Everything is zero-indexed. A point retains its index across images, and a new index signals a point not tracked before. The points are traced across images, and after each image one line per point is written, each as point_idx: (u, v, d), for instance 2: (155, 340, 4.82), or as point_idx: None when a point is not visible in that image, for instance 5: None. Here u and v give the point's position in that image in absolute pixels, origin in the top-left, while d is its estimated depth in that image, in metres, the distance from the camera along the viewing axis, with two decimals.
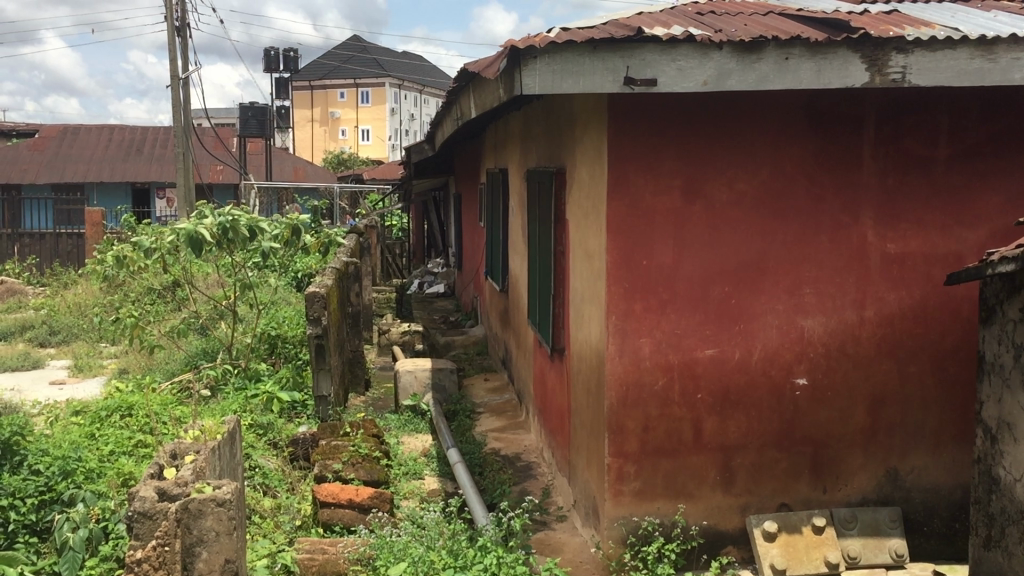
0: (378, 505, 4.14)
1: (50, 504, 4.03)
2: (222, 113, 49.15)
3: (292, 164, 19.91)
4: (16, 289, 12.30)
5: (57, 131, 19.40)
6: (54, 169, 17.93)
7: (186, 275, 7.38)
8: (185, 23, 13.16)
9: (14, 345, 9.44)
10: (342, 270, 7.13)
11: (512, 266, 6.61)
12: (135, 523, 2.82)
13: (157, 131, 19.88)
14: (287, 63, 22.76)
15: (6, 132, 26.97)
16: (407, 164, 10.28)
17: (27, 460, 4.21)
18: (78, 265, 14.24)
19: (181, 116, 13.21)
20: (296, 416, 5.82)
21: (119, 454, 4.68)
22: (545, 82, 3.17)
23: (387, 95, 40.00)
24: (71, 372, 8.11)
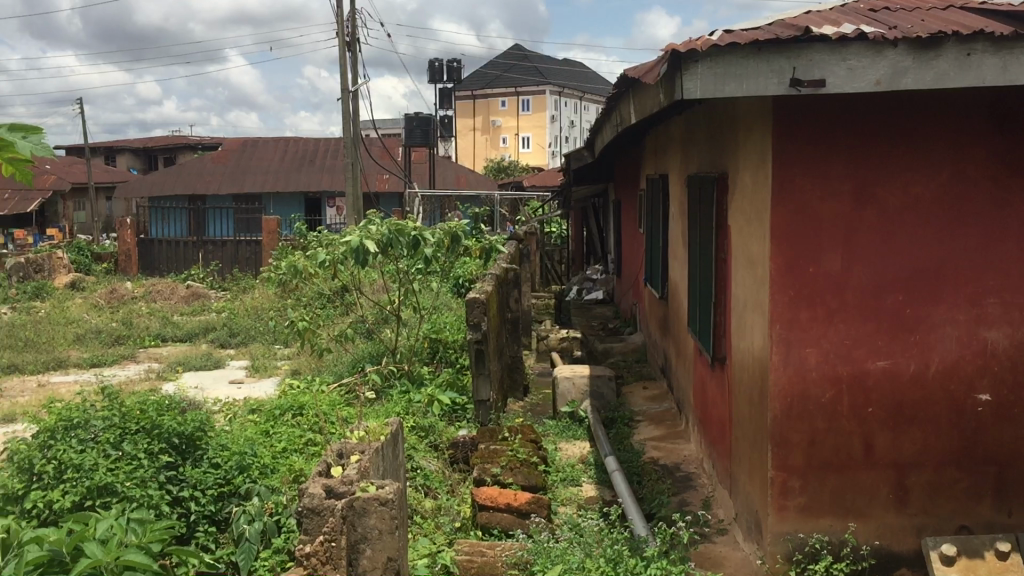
0: (535, 510, 4.16)
1: (228, 497, 4.30)
2: (389, 124, 50.87)
3: (455, 172, 20.36)
4: (200, 293, 13.04)
5: (238, 145, 20.63)
6: (235, 180, 19.04)
7: (354, 281, 7.67)
8: (355, 38, 13.70)
9: (199, 346, 10.06)
10: (502, 277, 7.24)
11: (672, 272, 6.52)
12: (304, 514, 2.93)
13: (328, 142, 20.74)
14: (450, 73, 23.31)
15: (192, 146, 28.89)
16: (566, 171, 10.33)
17: (208, 455, 4.47)
18: (255, 271, 14.98)
19: (350, 127, 13.76)
20: (458, 419, 5.95)
21: (291, 451, 4.90)
22: (707, 86, 3.11)
23: (548, 103, 40.29)
24: (248, 372, 8.57)
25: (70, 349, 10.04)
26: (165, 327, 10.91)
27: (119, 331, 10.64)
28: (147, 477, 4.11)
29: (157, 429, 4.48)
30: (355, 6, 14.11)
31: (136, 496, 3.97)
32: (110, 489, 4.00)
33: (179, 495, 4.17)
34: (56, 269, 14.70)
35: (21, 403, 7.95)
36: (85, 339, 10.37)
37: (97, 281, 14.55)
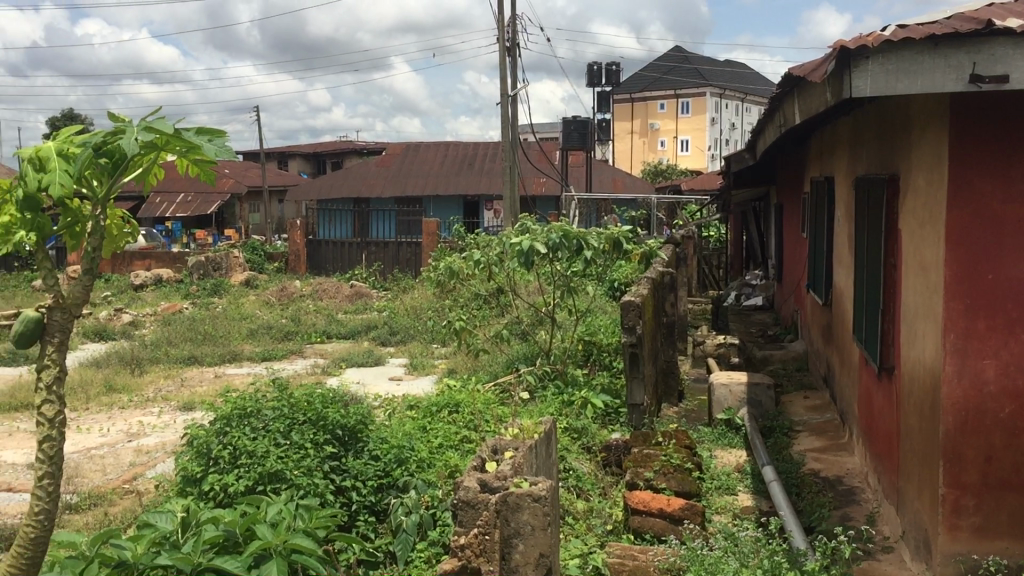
0: (689, 517, 4.09)
1: (387, 488, 4.46)
2: (547, 127, 51.24)
3: (612, 175, 20.29)
4: (363, 293, 13.46)
5: (401, 149, 21.29)
6: (398, 184, 19.64)
7: (510, 283, 7.76)
8: (515, 43, 13.87)
9: (361, 344, 10.43)
10: (658, 280, 7.17)
11: (837, 278, 6.27)
12: (461, 511, 3.05)
13: (487, 146, 21.09)
14: (609, 76, 23.26)
15: (359, 150, 29.99)
16: (726, 173, 10.13)
17: (368, 447, 4.64)
18: (415, 272, 15.30)
19: (509, 131, 13.93)
20: (611, 423, 5.92)
21: (447, 447, 5.01)
22: (878, 84, 3.01)
23: (708, 105, 39.58)
24: (407, 370, 8.83)
25: (244, 343, 10.60)
26: (330, 324, 11.36)
27: (288, 327, 11.16)
28: (314, 466, 4.31)
29: (323, 420, 4.68)
30: (515, 12, 14.29)
31: (303, 484, 4.18)
32: (280, 476, 4.22)
33: (341, 484, 4.34)
34: (232, 268, 15.56)
35: (200, 393, 8.46)
36: (257, 334, 10.94)
37: (269, 279, 15.31)
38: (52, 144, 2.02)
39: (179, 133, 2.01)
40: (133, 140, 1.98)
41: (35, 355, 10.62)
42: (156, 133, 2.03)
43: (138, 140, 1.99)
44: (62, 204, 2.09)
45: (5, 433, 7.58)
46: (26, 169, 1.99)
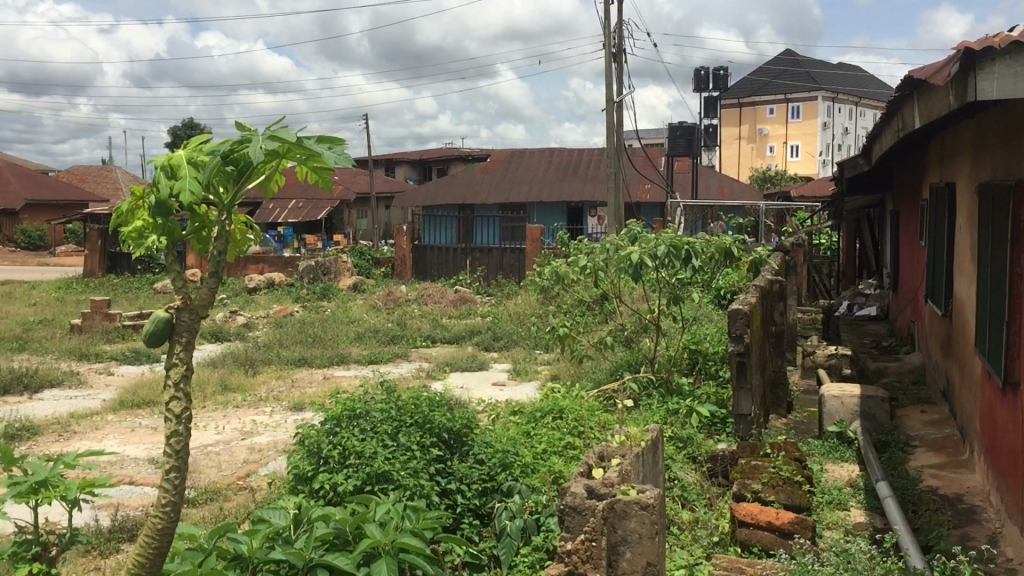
0: (799, 531, 3.99)
1: (491, 492, 4.50)
2: (652, 133, 50.84)
3: (719, 181, 20.00)
4: (467, 298, 13.56)
5: (506, 156, 21.46)
6: (502, 190, 19.78)
7: (615, 290, 7.73)
8: (621, 49, 13.82)
9: (464, 348, 10.54)
10: (767, 288, 7.03)
11: (957, 288, 6.04)
12: (568, 517, 2.99)
13: (591, 152, 21.06)
14: (717, 81, 22.93)
15: (465, 157, 30.33)
16: (838, 180, 9.87)
17: (473, 451, 4.69)
18: (518, 278, 15.44)
19: (614, 137, 13.88)
20: (717, 432, 5.84)
21: (551, 453, 5.01)
22: (1004, 88, 2.88)
23: (820, 109, 38.61)
24: (510, 376, 8.88)
25: (351, 346, 10.84)
26: (435, 329, 11.51)
27: (394, 331, 11.36)
28: (420, 468, 4.38)
29: (429, 424, 4.75)
30: (622, 17, 14.24)
31: (410, 485, 4.24)
32: (387, 476, 4.30)
33: (446, 487, 4.39)
34: (341, 273, 15.94)
35: (309, 394, 8.68)
36: (364, 338, 11.17)
37: (376, 284, 15.62)
38: (183, 152, 2.11)
39: (301, 142, 2.08)
40: (258, 148, 2.05)
41: (155, 354, 11.09)
42: (279, 141, 2.10)
43: (263, 149, 2.06)
44: (190, 209, 2.18)
45: (129, 429, 7.94)
46: (160, 175, 2.09)
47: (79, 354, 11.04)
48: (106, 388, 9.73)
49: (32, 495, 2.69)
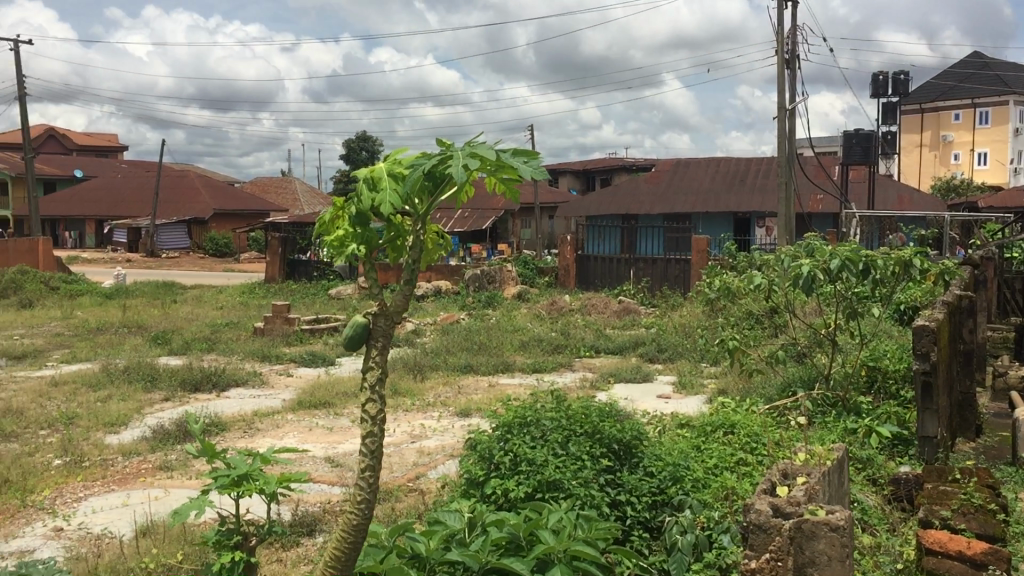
0: (994, 563, 3.74)
1: (661, 505, 4.45)
2: (826, 140, 49.14)
3: (897, 191, 19.10)
4: (631, 308, 13.45)
5: (671, 165, 21.23)
6: (667, 200, 19.59)
7: (788, 303, 7.49)
8: (795, 54, 13.43)
9: (629, 359, 10.49)
10: (955, 304, 6.65)
11: None
12: (752, 534, 3.11)
13: (760, 160, 20.54)
14: (896, 86, 21.94)
15: (630, 166, 30.21)
16: None
17: (643, 463, 4.66)
18: (684, 289, 15.14)
19: (785, 145, 13.49)
20: (899, 455, 5.59)
21: (723, 468, 4.92)
22: None
23: (1011, 114, 36.32)
24: (675, 389, 8.75)
25: (516, 354, 10.99)
26: (600, 339, 11.52)
27: (559, 340, 11.44)
28: (590, 477, 4.38)
29: (599, 434, 4.75)
30: (796, 22, 13.84)
31: (580, 494, 4.25)
32: (558, 485, 4.33)
33: (617, 498, 4.38)
34: (506, 281, 16.20)
35: (475, 400, 8.86)
36: (529, 346, 11.29)
37: (540, 293, 15.77)
38: (383, 165, 2.19)
39: (501, 157, 2.11)
40: (460, 166, 2.10)
41: (331, 357, 11.59)
42: (479, 156, 2.14)
43: (464, 165, 2.11)
44: (388, 218, 2.27)
45: (306, 428, 8.32)
46: (364, 188, 2.18)
47: (261, 355, 11.68)
48: (285, 388, 10.26)
49: (234, 487, 2.86)
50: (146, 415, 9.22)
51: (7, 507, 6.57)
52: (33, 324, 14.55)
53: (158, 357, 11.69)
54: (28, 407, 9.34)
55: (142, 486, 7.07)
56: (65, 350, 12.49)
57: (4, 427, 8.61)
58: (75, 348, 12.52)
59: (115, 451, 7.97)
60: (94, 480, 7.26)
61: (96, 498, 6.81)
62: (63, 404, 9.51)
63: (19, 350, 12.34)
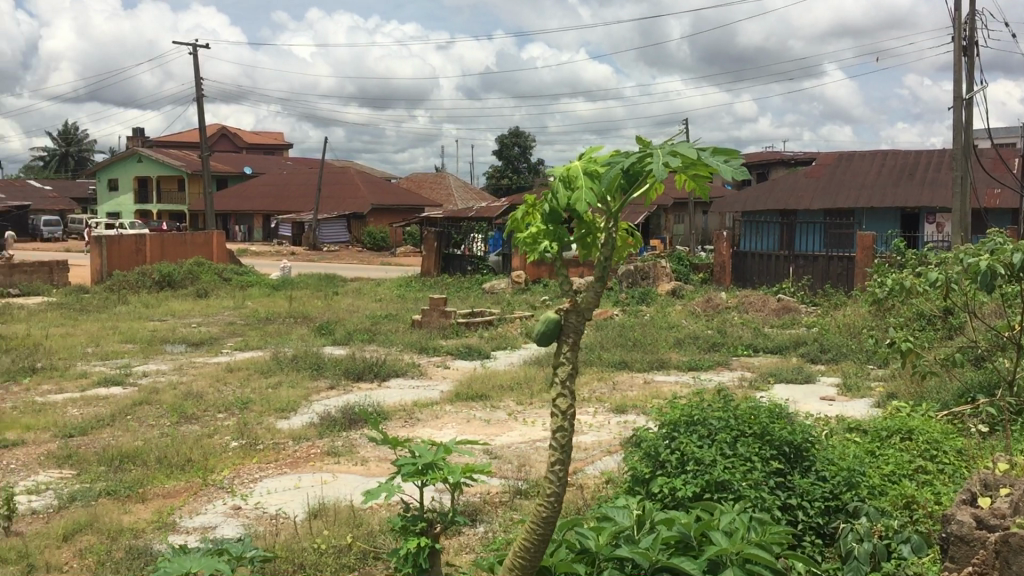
0: None
1: (835, 511, 4.32)
2: (1002, 132, 46.25)
3: None
4: (791, 307, 13.06)
5: (834, 159, 20.49)
6: (828, 195, 18.94)
7: (967, 304, 7.11)
8: (973, 41, 12.73)
9: (789, 359, 10.21)
10: None
11: None
12: (955, 546, 3.30)
13: (931, 153, 19.55)
14: None
15: (788, 161, 29.33)
16: None
17: (816, 467, 4.52)
18: (847, 287, 14.63)
19: (961, 137, 12.80)
20: None
21: (901, 476, 4.72)
22: None
23: None
24: (840, 391, 8.44)
25: (672, 351, 10.87)
26: (758, 338, 11.26)
27: (716, 338, 11.24)
28: (761, 479, 4.30)
29: (769, 435, 4.64)
30: (974, 7, 13.11)
31: (750, 496, 4.18)
32: (728, 486, 4.27)
33: (788, 501, 4.28)
34: (659, 277, 16.05)
35: (631, 397, 8.82)
36: (685, 344, 11.15)
37: (694, 289, 15.54)
38: (579, 164, 2.22)
39: (703, 157, 2.11)
40: (662, 165, 2.10)
41: (486, 351, 11.76)
42: (679, 155, 2.14)
43: (665, 164, 2.12)
44: (579, 217, 2.29)
45: (465, 420, 8.49)
46: (560, 187, 2.21)
47: (420, 348, 11.99)
48: (443, 380, 10.49)
49: (419, 476, 2.96)
50: (314, 402, 9.63)
51: (190, 484, 7.01)
52: (208, 313, 15.43)
53: (324, 347, 12.19)
54: (206, 391, 9.91)
55: (312, 470, 7.39)
56: (238, 338, 13.18)
57: (186, 410, 9.17)
58: (247, 337, 13.19)
59: (286, 436, 8.36)
60: (268, 461, 7.64)
61: (270, 479, 7.17)
62: (237, 389, 10.05)
63: (197, 337, 13.10)
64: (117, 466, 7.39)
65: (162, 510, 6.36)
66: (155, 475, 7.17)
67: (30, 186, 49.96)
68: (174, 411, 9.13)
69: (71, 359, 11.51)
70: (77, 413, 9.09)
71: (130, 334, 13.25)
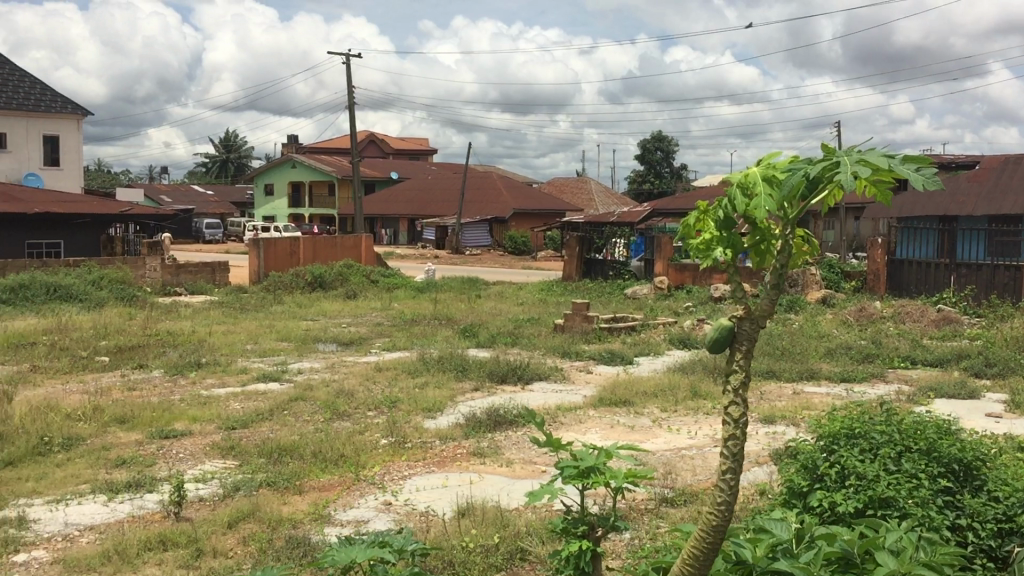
0: None
1: (1009, 534, 4.02)
2: None
3: None
4: (952, 318, 12.45)
5: (999, 162, 19.43)
6: (993, 201, 17.96)
7: None
8: None
9: (951, 373, 9.74)
10: None
11: None
12: None
13: None
14: None
15: (947, 165, 27.99)
16: None
17: (988, 487, 4.27)
18: (1014, 298, 13.85)
19: None
20: None
21: None
22: None
23: None
24: (1008, 408, 7.99)
25: (822, 361, 10.54)
26: (916, 349, 10.78)
27: (870, 349, 10.84)
28: (928, 498, 4.13)
29: (936, 452, 4.44)
30: None
31: (916, 515, 4.02)
32: (892, 502, 4.12)
33: (956, 522, 4.09)
34: (808, 285, 15.61)
35: (781, 407, 8.60)
36: (836, 354, 10.79)
37: (846, 298, 15.01)
38: (758, 170, 2.21)
39: (892, 166, 2.08)
40: (850, 175, 2.08)
41: (629, 356, 11.71)
42: (868, 164, 2.12)
43: (852, 173, 2.10)
44: (755, 224, 2.29)
45: (608, 425, 8.47)
46: (738, 194, 2.21)
47: (563, 352, 12.04)
48: (586, 385, 10.50)
49: (581, 479, 3.00)
50: (459, 402, 9.81)
51: (344, 479, 7.25)
52: (358, 314, 15.94)
53: (469, 349, 12.41)
54: (357, 389, 10.23)
55: (458, 470, 7.54)
56: (386, 339, 13.56)
57: (339, 406, 9.50)
58: (394, 337, 13.56)
59: (433, 435, 8.55)
60: (417, 460, 7.83)
61: (419, 477, 7.35)
62: (387, 388, 10.35)
63: (348, 337, 13.58)
64: (276, 458, 7.73)
65: (318, 502, 6.61)
66: (311, 468, 7.47)
67: (194, 191, 52.90)
68: (328, 408, 9.48)
69: (232, 355, 12.12)
70: (238, 406, 9.56)
71: (285, 332, 13.83)
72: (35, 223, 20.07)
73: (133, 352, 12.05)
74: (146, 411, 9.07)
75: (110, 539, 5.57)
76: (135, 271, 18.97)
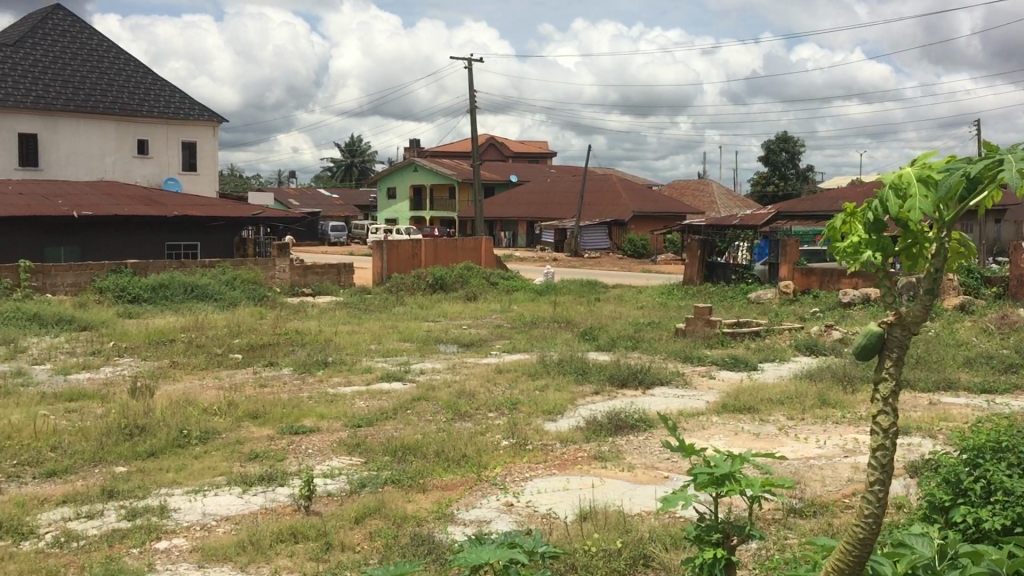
0: None
1: None
2: None
3: None
4: None
5: None
6: None
7: None
8: None
9: None
10: None
11: None
12: None
13: None
14: None
15: None
16: None
17: None
18: None
19: None
20: None
21: None
22: None
23: None
24: None
25: (960, 371, 10.08)
26: None
27: (1013, 359, 10.30)
28: None
29: None
30: None
31: None
32: None
33: None
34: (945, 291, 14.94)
35: (916, 417, 8.26)
36: (976, 363, 10.30)
37: (986, 305, 14.30)
38: (913, 170, 2.12)
39: None
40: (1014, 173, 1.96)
41: (753, 362, 11.46)
42: None
43: (1017, 170, 1.98)
44: (906, 226, 2.20)
45: (732, 432, 8.30)
46: (890, 196, 2.13)
47: (685, 356, 11.88)
48: (709, 390, 10.32)
49: (715, 486, 2.94)
50: (580, 405, 9.79)
51: (466, 478, 7.33)
52: (478, 316, 16.11)
53: (589, 352, 12.37)
54: (478, 390, 10.33)
55: (579, 473, 7.51)
56: (506, 341, 13.65)
57: (460, 407, 9.61)
58: (514, 339, 13.64)
59: (554, 438, 8.55)
60: (538, 462, 7.85)
61: (541, 479, 7.36)
62: (508, 390, 10.42)
63: (468, 338, 13.73)
64: (400, 456, 7.87)
65: (442, 501, 6.70)
66: (434, 467, 7.57)
67: (319, 195, 54.49)
68: (450, 408, 9.60)
69: (357, 354, 12.42)
70: (363, 405, 9.78)
71: (408, 333, 14.10)
72: (173, 224, 21.05)
73: (263, 350, 12.49)
74: (276, 407, 9.38)
75: (245, 530, 5.78)
76: (266, 272, 19.71)
